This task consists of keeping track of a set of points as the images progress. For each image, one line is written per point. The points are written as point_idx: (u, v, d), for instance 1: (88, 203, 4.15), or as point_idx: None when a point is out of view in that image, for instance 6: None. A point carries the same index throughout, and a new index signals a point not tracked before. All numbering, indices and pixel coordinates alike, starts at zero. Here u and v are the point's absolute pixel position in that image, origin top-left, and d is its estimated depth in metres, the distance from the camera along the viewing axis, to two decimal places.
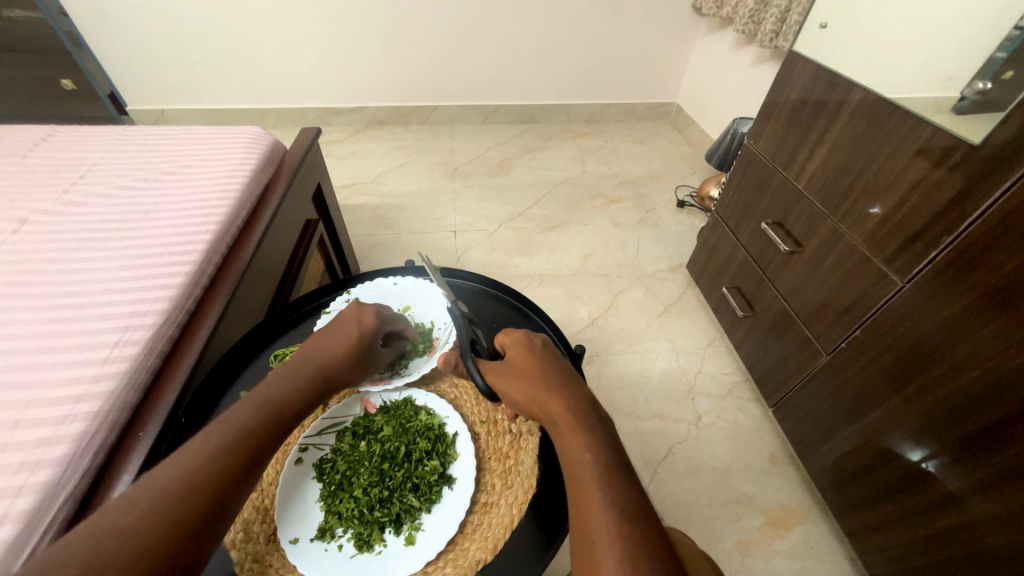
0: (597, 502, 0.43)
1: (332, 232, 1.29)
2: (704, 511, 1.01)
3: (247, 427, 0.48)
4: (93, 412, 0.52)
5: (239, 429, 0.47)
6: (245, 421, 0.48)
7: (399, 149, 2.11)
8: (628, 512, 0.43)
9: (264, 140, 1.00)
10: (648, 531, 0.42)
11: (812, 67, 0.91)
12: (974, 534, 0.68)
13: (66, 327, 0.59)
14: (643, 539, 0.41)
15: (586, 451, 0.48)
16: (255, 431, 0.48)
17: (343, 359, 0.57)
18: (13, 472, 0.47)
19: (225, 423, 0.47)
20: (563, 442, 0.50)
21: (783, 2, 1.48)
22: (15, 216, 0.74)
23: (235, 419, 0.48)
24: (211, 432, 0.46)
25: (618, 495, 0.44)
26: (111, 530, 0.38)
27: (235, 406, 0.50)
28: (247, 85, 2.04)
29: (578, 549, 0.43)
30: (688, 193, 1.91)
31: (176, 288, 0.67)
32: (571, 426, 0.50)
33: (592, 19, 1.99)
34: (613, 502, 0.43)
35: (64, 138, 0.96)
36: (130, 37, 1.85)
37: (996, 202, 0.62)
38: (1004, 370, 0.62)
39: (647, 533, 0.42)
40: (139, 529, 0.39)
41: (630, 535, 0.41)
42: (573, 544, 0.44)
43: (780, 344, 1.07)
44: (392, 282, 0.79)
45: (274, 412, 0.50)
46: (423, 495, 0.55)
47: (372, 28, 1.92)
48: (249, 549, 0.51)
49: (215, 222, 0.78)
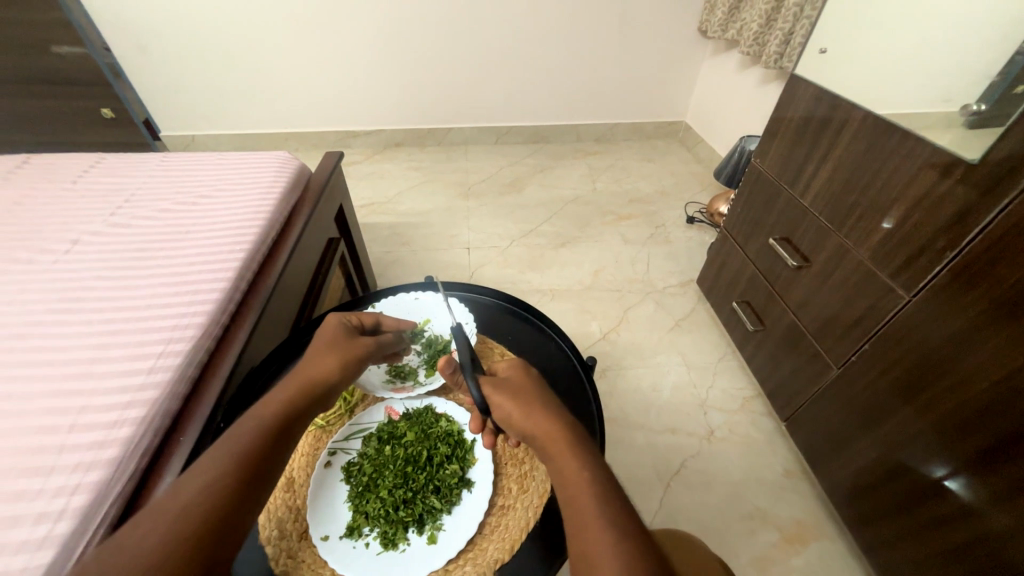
0: (597, 522, 0.43)
1: (352, 250, 1.35)
2: (718, 525, 1.01)
3: (251, 442, 0.48)
4: (140, 417, 0.57)
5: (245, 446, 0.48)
6: (251, 436, 0.49)
7: (415, 170, 2.19)
8: (627, 532, 0.43)
9: (292, 164, 1.07)
10: (648, 551, 0.42)
11: (814, 89, 0.95)
12: (991, 549, 0.67)
13: (115, 339, 0.64)
14: (642, 551, 0.41)
15: (583, 474, 0.48)
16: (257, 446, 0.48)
17: (334, 350, 0.61)
18: (70, 472, 0.51)
19: (231, 439, 0.48)
20: (559, 465, 0.50)
21: (786, 25, 1.53)
22: (68, 237, 0.81)
23: (241, 433, 0.49)
24: (216, 451, 0.47)
25: (616, 514, 0.44)
26: (131, 551, 0.38)
27: (241, 424, 0.50)
28: (272, 111, 2.16)
29: (579, 568, 0.42)
30: (697, 210, 1.94)
31: (213, 302, 0.72)
32: (569, 449, 0.50)
33: (600, 43, 2.06)
34: (612, 522, 0.43)
35: (110, 164, 1.04)
36: (167, 69, 1.98)
37: (995, 219, 0.64)
38: (1013, 381, 0.62)
39: (647, 552, 0.42)
40: (161, 547, 0.39)
41: (631, 555, 0.41)
42: (573, 563, 0.43)
43: (790, 357, 1.07)
44: (413, 297, 0.83)
45: (278, 422, 0.52)
46: (444, 497, 0.58)
47: (391, 56, 2.02)
48: (282, 545, 0.55)
49: (248, 241, 0.84)
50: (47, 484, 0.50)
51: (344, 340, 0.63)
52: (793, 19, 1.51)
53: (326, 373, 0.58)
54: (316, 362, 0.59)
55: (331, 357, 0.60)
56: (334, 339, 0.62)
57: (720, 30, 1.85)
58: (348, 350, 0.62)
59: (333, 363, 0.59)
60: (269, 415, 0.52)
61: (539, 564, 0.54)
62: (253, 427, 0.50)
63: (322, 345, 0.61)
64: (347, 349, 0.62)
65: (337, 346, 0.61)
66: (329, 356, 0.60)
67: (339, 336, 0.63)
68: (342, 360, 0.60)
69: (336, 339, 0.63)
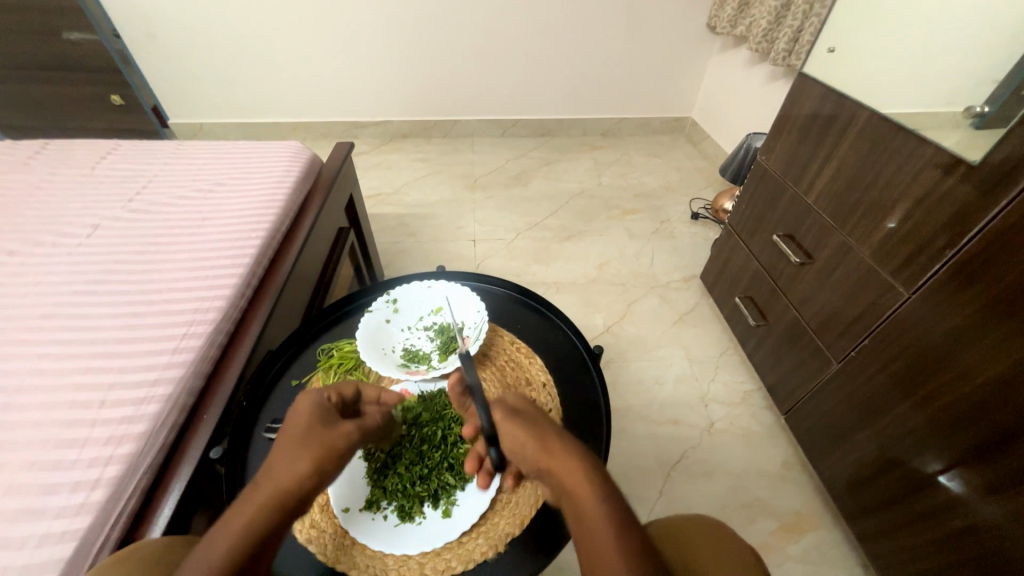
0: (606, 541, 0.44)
1: (361, 239, 1.36)
2: (717, 513, 1.04)
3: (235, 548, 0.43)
4: (167, 394, 0.60)
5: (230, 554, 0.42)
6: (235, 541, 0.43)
7: (421, 161, 2.20)
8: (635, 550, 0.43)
9: (304, 154, 1.08)
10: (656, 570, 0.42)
11: (821, 88, 0.96)
12: (982, 539, 0.70)
13: (139, 321, 0.67)
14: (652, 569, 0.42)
15: (589, 495, 0.48)
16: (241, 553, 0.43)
17: (309, 445, 0.51)
18: (104, 444, 0.54)
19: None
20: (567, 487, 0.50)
21: (796, 22, 1.53)
22: (90, 221, 0.84)
23: (231, 534, 0.43)
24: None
25: (623, 533, 0.45)
26: None
27: (229, 521, 0.45)
28: (280, 100, 2.17)
29: None
30: (702, 205, 1.95)
31: (232, 287, 0.75)
32: (574, 470, 0.50)
33: (609, 37, 2.06)
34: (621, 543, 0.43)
35: (126, 151, 1.06)
36: (176, 56, 1.98)
37: (994, 219, 0.66)
38: (1006, 377, 0.64)
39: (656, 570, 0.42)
40: None
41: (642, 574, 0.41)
42: None
43: (791, 353, 1.10)
44: (426, 285, 0.84)
45: (243, 557, 0.43)
46: (457, 474, 0.62)
47: (399, 47, 2.03)
48: (304, 516, 0.59)
49: (263, 228, 0.86)
50: (81, 455, 0.53)
51: (320, 428, 0.52)
52: (803, 16, 1.51)
53: (298, 479, 0.48)
54: (288, 455, 0.50)
55: (305, 456, 0.50)
56: (308, 429, 0.52)
57: (729, 26, 1.85)
58: (325, 445, 0.51)
59: (306, 462, 0.50)
60: (231, 548, 0.43)
61: (548, 537, 0.58)
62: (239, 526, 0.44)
63: (293, 440, 0.51)
64: (325, 444, 0.51)
65: (312, 440, 0.51)
66: (302, 457, 0.49)
67: (316, 424, 0.53)
68: (318, 458, 0.50)
69: (311, 427, 0.52)
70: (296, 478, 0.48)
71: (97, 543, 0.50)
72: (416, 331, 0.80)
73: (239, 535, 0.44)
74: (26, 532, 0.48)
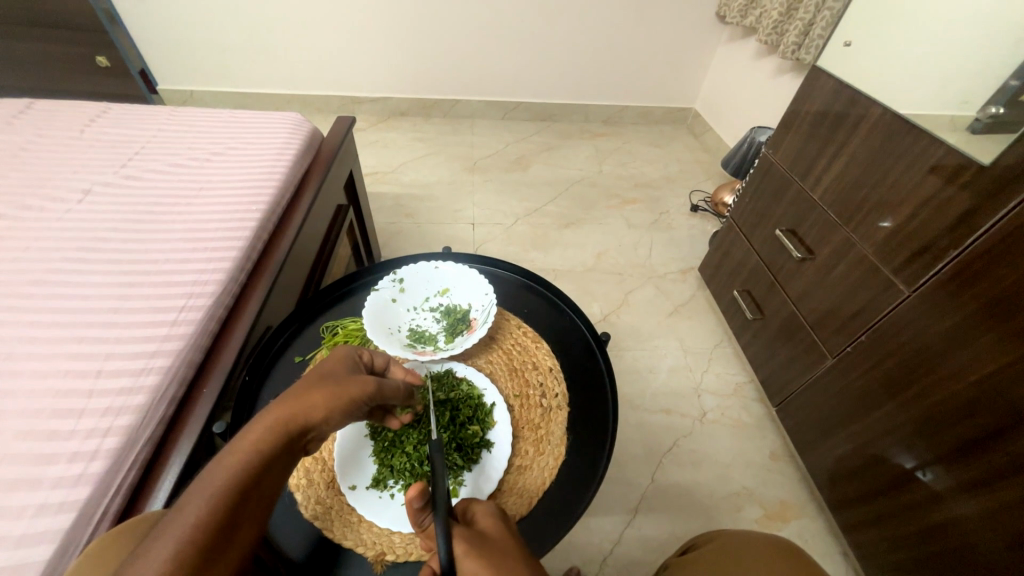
0: None
1: (359, 218, 1.34)
2: (705, 501, 1.06)
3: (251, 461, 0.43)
4: (165, 366, 0.59)
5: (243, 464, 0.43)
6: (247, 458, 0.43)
7: (419, 141, 2.16)
8: None
9: (305, 126, 1.05)
10: None
11: (834, 83, 0.95)
12: (959, 532, 0.72)
13: (136, 291, 0.65)
14: None
15: None
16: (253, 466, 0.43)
17: (324, 385, 0.50)
18: (101, 415, 0.53)
19: (194, 498, 0.40)
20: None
21: (807, 16, 1.51)
22: (80, 186, 0.80)
23: (244, 446, 0.44)
24: (178, 512, 0.39)
25: None
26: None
27: (246, 434, 0.45)
28: (275, 70, 2.10)
29: None
30: (701, 198, 1.95)
31: (232, 260, 0.73)
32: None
33: (616, 21, 2.02)
34: None
35: (117, 115, 1.01)
36: (165, 17, 1.89)
37: (998, 222, 0.67)
38: (996, 378, 0.66)
39: None
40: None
41: None
42: None
43: (786, 347, 1.11)
44: (433, 265, 0.83)
45: (249, 475, 0.42)
46: (466, 455, 0.62)
47: (400, 20, 1.96)
48: (310, 492, 0.60)
49: (263, 201, 0.83)
50: (78, 426, 0.52)
51: (341, 374, 0.53)
52: (815, 9, 1.49)
53: (308, 412, 0.48)
54: (304, 392, 0.49)
55: (319, 393, 0.49)
56: (328, 373, 0.52)
57: (739, 16, 1.82)
58: (341, 387, 0.51)
59: (320, 399, 0.49)
60: (240, 464, 0.43)
61: (552, 519, 0.60)
62: (250, 444, 0.44)
63: (311, 379, 0.51)
64: (341, 386, 0.51)
65: (329, 381, 0.51)
66: (315, 393, 0.49)
67: (337, 371, 0.53)
68: (330, 396, 0.49)
69: (332, 372, 0.53)
70: (308, 414, 0.48)
71: (96, 513, 0.49)
72: (422, 312, 0.79)
73: (245, 456, 0.43)
74: (23, 502, 0.47)
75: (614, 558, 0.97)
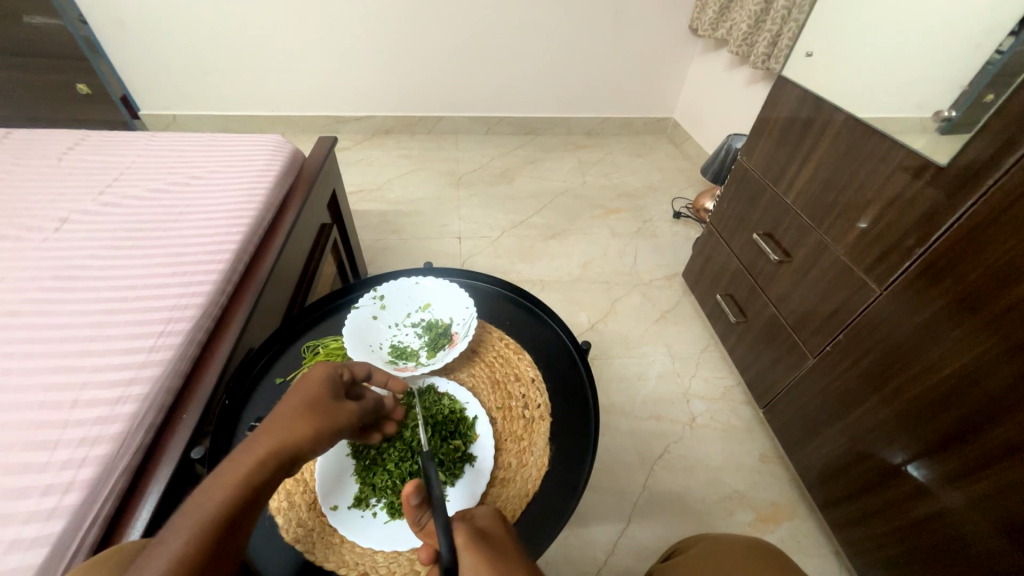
0: None
1: (344, 236, 1.34)
2: (698, 507, 1.06)
3: (243, 489, 0.43)
4: (145, 393, 0.58)
5: (235, 487, 0.43)
6: (239, 483, 0.43)
7: (404, 157, 2.18)
8: None
9: (285, 148, 1.06)
10: None
11: (799, 92, 0.99)
12: (945, 524, 0.73)
13: (113, 318, 0.65)
14: None
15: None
16: (244, 492, 0.43)
17: (315, 411, 0.51)
18: (75, 446, 0.52)
19: (181, 530, 0.39)
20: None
21: (775, 28, 1.57)
22: (56, 215, 0.80)
23: (235, 472, 0.44)
24: (158, 548, 0.38)
25: None
26: None
27: (238, 458, 0.45)
28: (259, 92, 2.11)
29: None
30: (683, 205, 1.99)
31: (212, 284, 0.73)
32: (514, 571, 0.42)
33: (592, 36, 2.07)
34: None
35: (97, 142, 1.01)
36: (147, 45, 1.91)
37: (961, 218, 0.69)
38: (969, 369, 0.68)
39: None
40: None
41: None
42: None
43: (770, 348, 1.13)
44: (414, 281, 0.83)
45: (237, 507, 0.42)
46: (448, 470, 0.62)
47: (380, 40, 1.99)
48: (291, 515, 0.59)
49: (243, 223, 0.84)
50: (52, 458, 0.51)
51: (328, 401, 0.53)
52: (781, 21, 1.55)
53: (300, 441, 0.48)
54: (294, 418, 0.50)
55: (309, 420, 0.50)
56: (317, 397, 0.52)
57: (710, 29, 1.88)
58: (331, 416, 0.52)
59: (309, 428, 0.50)
60: (227, 496, 0.42)
61: (537, 529, 0.60)
62: (240, 469, 0.44)
63: (298, 404, 0.51)
64: (331, 414, 0.52)
65: (318, 408, 0.52)
66: (304, 420, 0.50)
67: (325, 395, 0.53)
68: (319, 424, 0.50)
69: (320, 397, 0.53)
70: (298, 441, 0.48)
71: (71, 547, 0.48)
72: (404, 328, 0.80)
73: (234, 485, 0.43)
74: None
75: (609, 568, 0.96)
